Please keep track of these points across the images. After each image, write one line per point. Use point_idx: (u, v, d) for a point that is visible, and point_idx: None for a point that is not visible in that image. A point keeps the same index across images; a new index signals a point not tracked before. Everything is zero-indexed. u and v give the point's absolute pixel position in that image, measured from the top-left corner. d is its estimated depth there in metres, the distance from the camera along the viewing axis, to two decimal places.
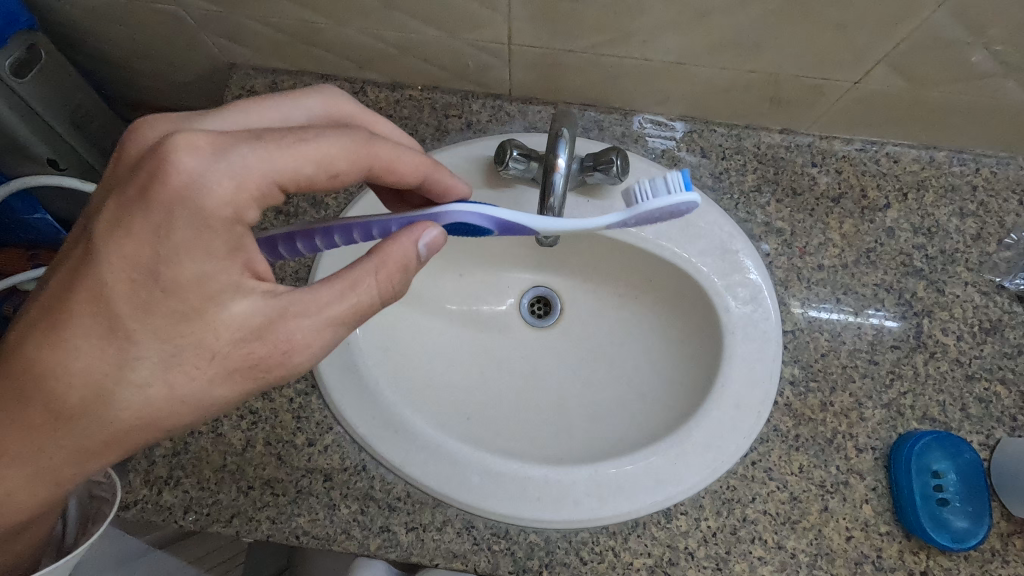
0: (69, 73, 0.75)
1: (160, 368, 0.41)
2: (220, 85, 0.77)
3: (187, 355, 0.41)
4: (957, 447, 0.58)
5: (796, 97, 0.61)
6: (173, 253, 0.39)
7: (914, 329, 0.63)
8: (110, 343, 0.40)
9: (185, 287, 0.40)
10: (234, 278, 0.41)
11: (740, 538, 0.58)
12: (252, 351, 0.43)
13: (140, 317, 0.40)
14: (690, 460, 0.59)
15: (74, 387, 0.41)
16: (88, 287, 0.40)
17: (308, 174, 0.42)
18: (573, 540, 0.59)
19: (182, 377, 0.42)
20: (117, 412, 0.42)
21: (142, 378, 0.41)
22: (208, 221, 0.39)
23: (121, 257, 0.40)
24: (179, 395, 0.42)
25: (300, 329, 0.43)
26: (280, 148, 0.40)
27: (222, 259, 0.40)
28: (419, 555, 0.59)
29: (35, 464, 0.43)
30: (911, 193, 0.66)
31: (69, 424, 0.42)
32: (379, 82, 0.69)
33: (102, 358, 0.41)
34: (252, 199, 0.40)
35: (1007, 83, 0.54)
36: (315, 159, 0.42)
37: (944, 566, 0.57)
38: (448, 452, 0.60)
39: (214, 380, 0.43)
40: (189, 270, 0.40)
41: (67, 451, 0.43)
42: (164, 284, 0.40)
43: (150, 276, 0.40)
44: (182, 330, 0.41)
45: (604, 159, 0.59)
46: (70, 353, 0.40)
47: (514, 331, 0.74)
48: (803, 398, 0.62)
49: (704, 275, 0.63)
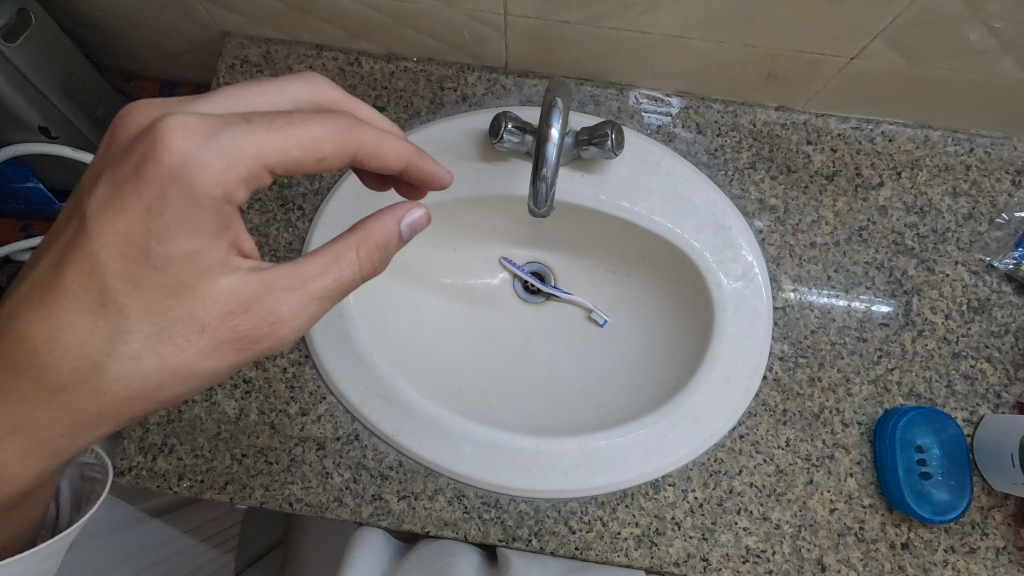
0: (59, 39, 0.72)
1: (152, 341, 0.41)
2: (213, 54, 0.76)
3: (176, 327, 0.41)
4: (941, 422, 0.59)
5: (792, 73, 0.61)
6: (166, 233, 0.39)
7: (903, 307, 0.63)
8: (105, 314, 0.40)
9: (176, 263, 0.40)
10: (221, 256, 0.41)
11: (726, 509, 0.59)
12: (239, 323, 0.43)
13: (133, 292, 0.40)
14: (680, 432, 0.60)
15: (66, 360, 0.40)
16: (85, 265, 0.40)
17: (296, 156, 0.41)
18: (562, 510, 0.60)
19: (174, 349, 0.42)
20: (110, 381, 0.41)
21: (132, 349, 0.41)
22: (199, 200, 0.39)
23: (117, 232, 0.39)
24: (171, 367, 0.42)
25: (289, 301, 0.44)
26: (268, 132, 0.40)
27: (211, 238, 0.40)
28: (410, 522, 0.60)
29: (28, 442, 0.42)
30: (905, 171, 0.66)
31: (64, 396, 0.41)
32: (373, 53, 0.69)
33: (95, 333, 0.40)
34: (242, 180, 0.40)
35: (1003, 60, 0.54)
36: (303, 142, 0.41)
37: (924, 537, 0.59)
38: (440, 423, 0.60)
39: (202, 353, 0.43)
40: (178, 248, 0.40)
41: (60, 424, 0.42)
42: (154, 261, 0.40)
43: (141, 252, 0.39)
44: (172, 305, 0.41)
45: (599, 133, 0.59)
46: (65, 326, 0.40)
47: (506, 305, 0.74)
48: (792, 373, 0.62)
49: (696, 251, 0.63)
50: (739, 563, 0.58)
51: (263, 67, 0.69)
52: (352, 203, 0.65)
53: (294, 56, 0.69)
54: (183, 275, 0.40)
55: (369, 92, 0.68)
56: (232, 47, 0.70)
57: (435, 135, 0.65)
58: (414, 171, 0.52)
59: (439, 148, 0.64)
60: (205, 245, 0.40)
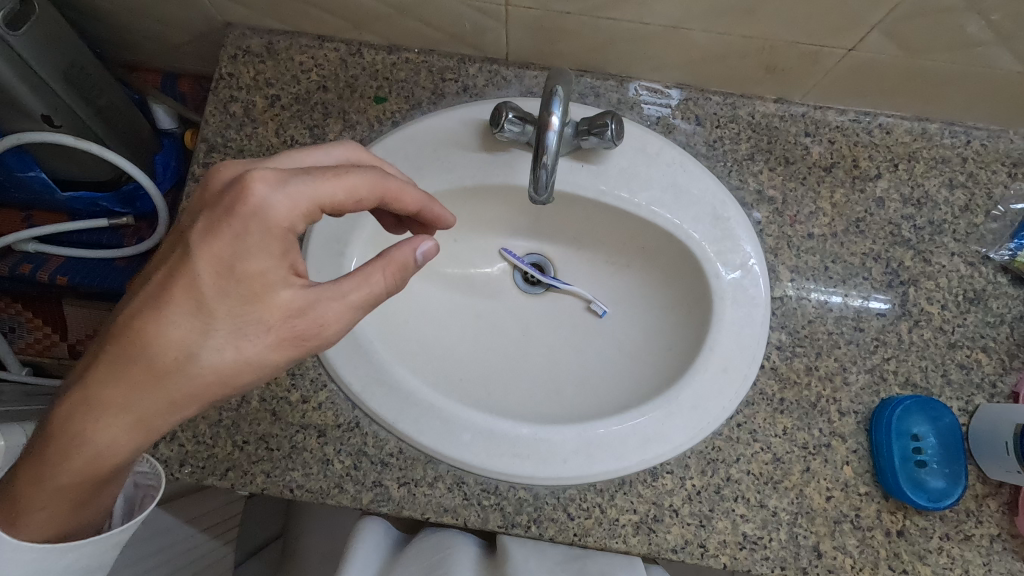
0: (65, 31, 0.69)
1: (234, 335, 0.42)
2: (216, 45, 0.76)
3: (255, 331, 0.43)
4: (937, 411, 0.59)
5: (790, 65, 0.62)
6: (244, 253, 0.42)
7: (900, 298, 0.64)
8: (195, 316, 0.42)
9: (254, 281, 0.42)
10: (283, 274, 0.43)
11: (723, 496, 0.60)
12: (298, 325, 0.43)
13: (217, 305, 0.42)
14: (678, 420, 0.60)
15: (168, 346, 0.42)
16: (175, 282, 0.42)
17: (339, 198, 0.44)
18: (561, 497, 0.60)
19: (250, 344, 0.43)
20: (200, 367, 0.42)
21: (218, 346, 0.42)
22: (270, 227, 0.42)
23: (205, 254, 0.42)
24: (247, 359, 0.43)
25: (327, 310, 0.44)
26: (324, 181, 0.43)
27: (277, 257, 0.43)
28: (411, 509, 0.60)
29: (132, 421, 0.43)
30: (902, 164, 0.66)
31: (163, 384, 0.42)
32: (375, 44, 0.69)
33: (190, 327, 0.42)
34: (303, 215, 0.43)
35: (999, 52, 0.55)
36: (348, 190, 0.44)
37: (920, 525, 0.59)
38: (440, 410, 0.61)
39: (270, 347, 0.43)
40: (253, 265, 0.42)
41: (159, 410, 0.43)
42: (233, 273, 0.42)
43: (225, 273, 0.42)
44: (247, 309, 0.42)
45: (599, 123, 0.59)
46: (161, 327, 0.42)
47: (505, 295, 0.74)
48: (789, 362, 0.63)
49: (695, 241, 0.63)
50: (737, 550, 0.59)
51: (266, 58, 0.70)
52: None
53: (296, 47, 0.70)
54: (260, 292, 0.42)
55: (371, 83, 0.68)
56: (234, 37, 0.70)
57: (435, 125, 0.65)
58: (425, 215, 0.53)
59: (441, 138, 0.65)
60: (277, 267, 0.43)
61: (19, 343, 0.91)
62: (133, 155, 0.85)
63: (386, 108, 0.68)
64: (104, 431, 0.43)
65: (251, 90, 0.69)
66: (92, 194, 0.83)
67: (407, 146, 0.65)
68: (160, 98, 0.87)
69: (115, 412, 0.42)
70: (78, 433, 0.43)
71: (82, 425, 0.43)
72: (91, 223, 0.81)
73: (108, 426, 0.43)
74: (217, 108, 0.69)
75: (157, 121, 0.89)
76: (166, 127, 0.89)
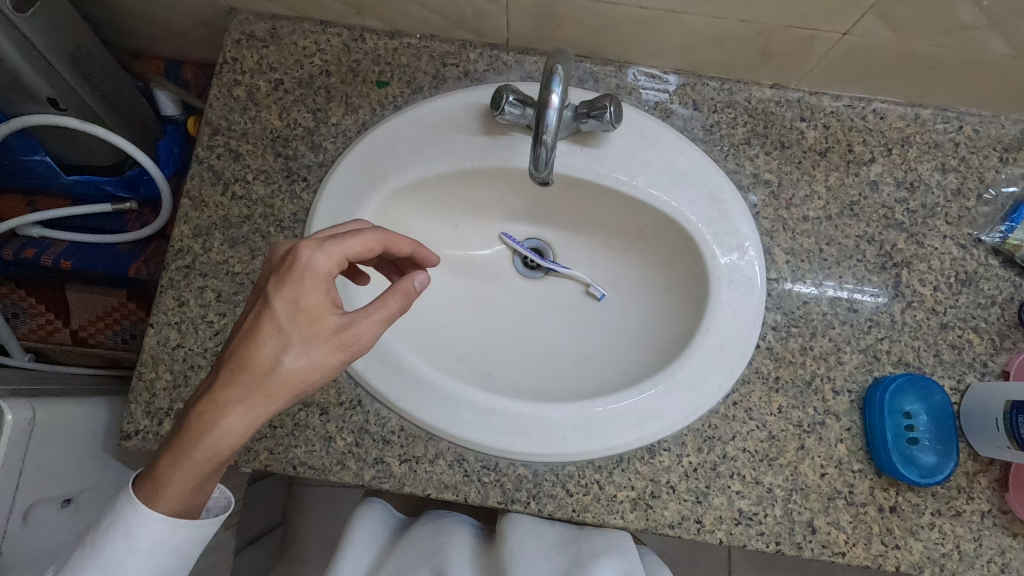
0: (69, 13, 0.70)
1: (304, 348, 0.47)
2: (221, 31, 0.77)
3: (320, 348, 0.47)
4: (928, 388, 0.61)
5: (786, 50, 0.63)
6: (299, 290, 0.47)
7: (893, 279, 0.65)
8: (273, 339, 0.47)
9: (310, 311, 0.47)
10: (329, 305, 0.48)
11: (719, 473, 0.61)
12: (348, 337, 0.48)
13: (286, 333, 0.47)
14: (675, 398, 0.61)
15: (262, 356, 0.46)
16: (252, 319, 0.48)
17: (360, 251, 0.49)
18: (560, 474, 0.61)
19: (318, 356, 0.47)
20: (287, 372, 0.46)
21: (296, 358, 0.47)
22: (315, 271, 0.47)
23: (270, 295, 0.47)
24: (317, 363, 0.47)
25: (362, 333, 0.48)
26: (349, 236, 0.49)
27: (323, 289, 0.48)
28: (412, 485, 0.61)
29: (242, 420, 0.46)
30: (895, 149, 0.67)
31: (259, 391, 0.46)
32: (377, 29, 0.70)
33: (272, 343, 0.47)
34: (339, 261, 0.48)
35: (990, 36, 0.56)
36: (366, 243, 0.50)
37: (912, 501, 0.60)
38: (441, 388, 0.62)
39: (328, 355, 0.47)
40: (308, 299, 0.47)
41: (258, 414, 0.47)
42: (295, 307, 0.47)
43: (288, 309, 0.47)
44: (312, 329, 0.47)
45: (598, 105, 0.60)
46: (251, 347, 0.47)
47: (505, 278, 0.75)
48: (784, 342, 0.64)
49: (692, 223, 0.64)
50: (732, 525, 0.60)
51: (270, 43, 0.70)
52: (355, 174, 0.66)
53: (300, 32, 0.70)
54: (316, 321, 0.47)
55: (373, 68, 0.69)
56: (238, 23, 0.71)
57: (436, 108, 0.66)
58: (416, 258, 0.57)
59: (444, 121, 0.66)
60: (326, 302, 0.48)
61: (23, 329, 0.92)
62: (137, 140, 0.86)
63: (388, 92, 0.69)
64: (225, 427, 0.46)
65: (254, 74, 0.70)
66: (97, 178, 0.84)
67: (409, 130, 0.66)
68: (163, 84, 0.86)
69: (220, 416, 0.46)
70: (200, 430, 0.46)
71: (192, 434, 0.46)
72: (95, 208, 0.82)
73: (224, 423, 0.46)
74: (222, 93, 0.70)
75: (159, 106, 0.88)
76: (169, 112, 0.89)
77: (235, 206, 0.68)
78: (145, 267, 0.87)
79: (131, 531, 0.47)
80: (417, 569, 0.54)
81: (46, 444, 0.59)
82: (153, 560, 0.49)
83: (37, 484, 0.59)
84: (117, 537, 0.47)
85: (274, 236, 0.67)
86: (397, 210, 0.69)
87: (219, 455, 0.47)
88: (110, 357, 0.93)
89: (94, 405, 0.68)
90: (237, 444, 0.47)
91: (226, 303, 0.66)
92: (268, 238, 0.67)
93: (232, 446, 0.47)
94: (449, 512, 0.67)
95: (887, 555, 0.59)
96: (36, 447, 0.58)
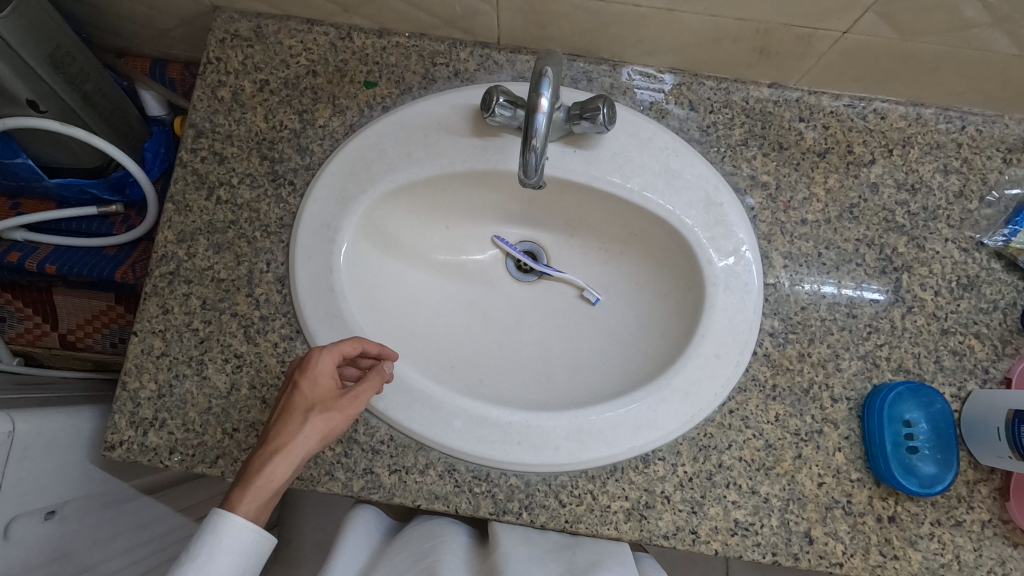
0: (42, 6, 0.67)
1: (319, 411, 0.50)
2: (204, 28, 0.75)
3: (335, 406, 0.51)
4: (929, 396, 0.60)
5: (784, 48, 0.61)
6: (311, 369, 0.51)
7: (893, 284, 0.64)
8: (294, 411, 0.50)
9: (324, 381, 0.51)
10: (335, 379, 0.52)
11: (715, 483, 0.60)
12: (355, 395, 0.52)
13: (306, 400, 0.51)
14: (669, 407, 0.60)
15: (287, 424, 0.50)
16: (279, 401, 0.52)
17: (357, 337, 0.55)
18: (553, 484, 0.60)
19: (331, 414, 0.50)
20: (311, 423, 0.50)
21: (316, 416, 0.50)
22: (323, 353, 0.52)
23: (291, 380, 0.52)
24: (333, 419, 0.51)
25: (363, 394, 0.52)
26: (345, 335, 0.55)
27: (331, 367, 0.52)
28: (401, 496, 0.60)
29: (279, 468, 0.48)
30: (897, 149, 0.66)
31: (290, 442, 0.49)
32: (365, 28, 0.68)
33: (296, 412, 0.50)
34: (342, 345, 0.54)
35: (995, 35, 0.54)
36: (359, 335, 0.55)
37: (911, 511, 0.59)
38: (432, 398, 0.60)
39: (341, 412, 0.51)
40: (320, 373, 0.52)
41: (290, 465, 0.49)
42: (309, 383, 0.51)
43: (305, 384, 0.51)
44: (324, 397, 0.51)
45: (591, 107, 0.58)
46: (280, 414, 0.50)
47: (499, 283, 0.73)
48: (782, 348, 0.63)
49: (689, 228, 0.63)
50: (728, 535, 0.59)
51: (255, 42, 0.69)
52: (342, 179, 0.64)
53: (285, 31, 0.69)
54: (330, 389, 0.52)
55: (360, 67, 0.68)
56: (222, 21, 0.69)
57: (425, 110, 0.64)
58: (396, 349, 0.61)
59: (433, 122, 0.64)
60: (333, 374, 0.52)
61: (10, 332, 0.91)
62: (121, 139, 0.85)
63: (376, 92, 0.67)
64: (265, 476, 0.48)
65: (239, 75, 0.69)
66: (81, 180, 0.82)
67: (398, 131, 0.64)
68: (150, 84, 0.85)
69: (266, 461, 0.48)
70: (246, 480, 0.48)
71: (242, 481, 0.48)
72: (77, 211, 0.81)
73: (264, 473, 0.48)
74: (206, 95, 0.69)
75: (148, 108, 0.88)
76: (156, 113, 0.88)
77: (220, 211, 0.66)
78: (131, 272, 0.85)
79: (216, 529, 0.46)
80: (409, 568, 0.53)
81: (28, 456, 0.59)
82: (240, 557, 0.47)
83: (18, 498, 0.57)
84: (202, 538, 0.46)
85: (261, 241, 0.66)
86: (386, 214, 0.68)
87: (271, 491, 0.48)
88: (99, 361, 0.92)
89: (77, 414, 0.67)
90: (280, 484, 0.49)
91: (211, 311, 0.64)
92: (253, 244, 0.66)
93: (278, 484, 0.48)
94: (443, 517, 0.66)
95: (885, 566, 0.58)
96: (16, 459, 0.57)
